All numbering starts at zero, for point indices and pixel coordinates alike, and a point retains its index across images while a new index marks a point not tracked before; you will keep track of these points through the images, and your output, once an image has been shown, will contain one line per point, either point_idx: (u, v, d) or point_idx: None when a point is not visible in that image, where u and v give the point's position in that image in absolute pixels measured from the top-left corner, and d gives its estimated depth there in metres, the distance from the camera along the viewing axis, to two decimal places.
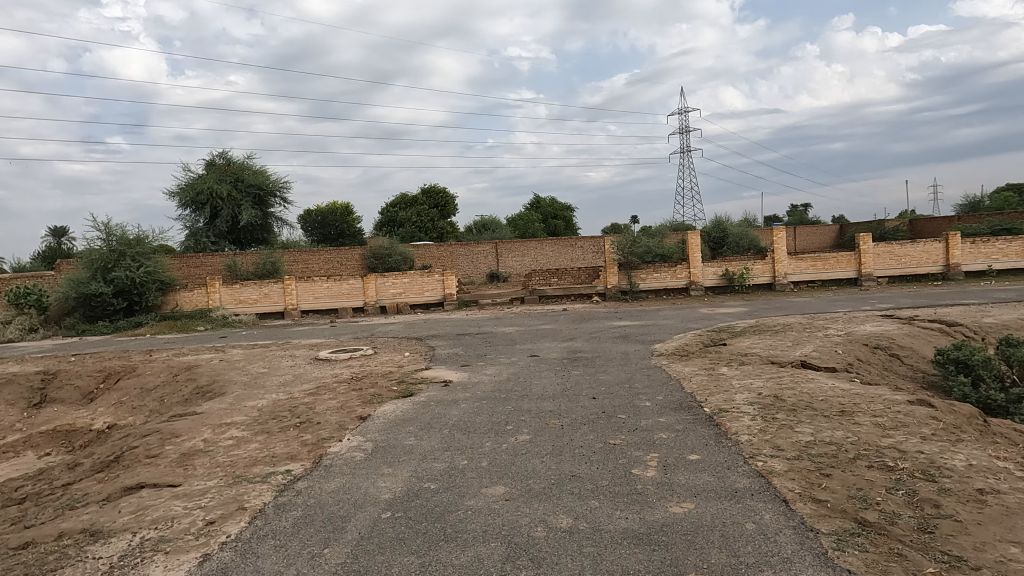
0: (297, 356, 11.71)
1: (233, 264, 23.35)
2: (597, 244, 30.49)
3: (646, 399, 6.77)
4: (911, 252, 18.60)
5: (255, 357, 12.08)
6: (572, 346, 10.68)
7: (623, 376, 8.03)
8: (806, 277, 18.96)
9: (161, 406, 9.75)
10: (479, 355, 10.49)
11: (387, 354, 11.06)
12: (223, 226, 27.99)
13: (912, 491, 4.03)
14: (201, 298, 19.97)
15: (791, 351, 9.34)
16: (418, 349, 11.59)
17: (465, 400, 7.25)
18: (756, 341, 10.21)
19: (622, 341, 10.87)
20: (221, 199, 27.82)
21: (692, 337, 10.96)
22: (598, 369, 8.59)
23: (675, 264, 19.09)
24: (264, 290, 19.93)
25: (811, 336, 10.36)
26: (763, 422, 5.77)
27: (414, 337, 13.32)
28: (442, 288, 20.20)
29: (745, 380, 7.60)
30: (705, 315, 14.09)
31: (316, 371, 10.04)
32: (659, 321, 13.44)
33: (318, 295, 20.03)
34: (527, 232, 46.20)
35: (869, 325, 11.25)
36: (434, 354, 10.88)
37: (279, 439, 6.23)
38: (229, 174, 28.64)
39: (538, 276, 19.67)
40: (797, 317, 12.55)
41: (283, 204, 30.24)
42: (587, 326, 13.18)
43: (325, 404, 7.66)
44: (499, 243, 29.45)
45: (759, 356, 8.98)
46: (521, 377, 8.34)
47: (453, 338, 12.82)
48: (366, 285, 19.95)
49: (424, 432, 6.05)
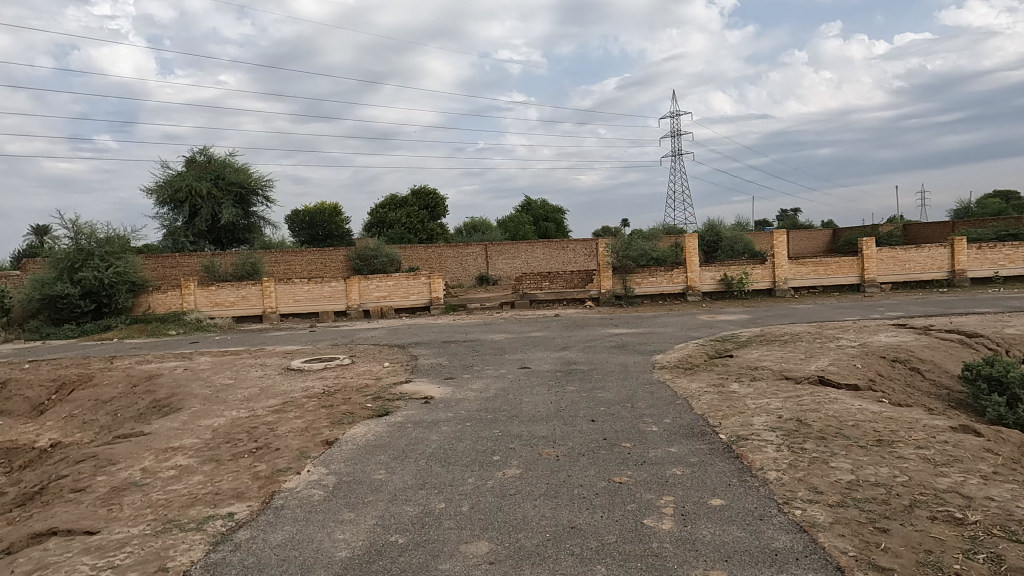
0: (268, 366, 10.83)
1: (211, 264, 22.36)
2: (589, 246, 29.75)
3: (652, 423, 5.95)
4: (915, 257, 17.96)
5: (222, 366, 11.16)
6: (566, 356, 9.86)
7: (623, 394, 7.20)
8: (807, 282, 18.26)
9: (112, 422, 8.82)
10: (465, 366, 9.64)
11: (365, 365, 10.19)
12: (202, 225, 26.98)
13: (996, 556, 3.24)
14: (175, 300, 19.00)
15: (804, 364, 8.56)
16: (400, 359, 10.74)
17: (446, 423, 6.38)
18: (765, 353, 9.41)
19: (620, 352, 10.08)
20: (200, 197, 26.83)
21: (695, 348, 10.16)
22: (594, 385, 7.77)
23: (672, 269, 18.36)
24: (241, 293, 19.00)
25: (824, 348, 9.60)
26: (791, 455, 4.97)
27: (395, 345, 12.45)
28: (428, 292, 19.35)
29: (760, 398, 6.81)
30: (706, 322, 13.29)
31: (285, 384, 9.16)
32: (657, 329, 12.63)
33: (299, 298, 19.13)
34: (518, 234, 45.42)
35: (882, 335, 10.51)
36: (417, 365, 10.03)
37: (228, 471, 5.34)
38: (209, 172, 27.66)
39: (528, 280, 18.85)
40: (805, 326, 11.80)
41: (266, 203, 29.26)
42: (581, 334, 12.34)
43: (288, 424, 6.78)
44: (489, 245, 28.65)
45: (771, 371, 8.20)
46: (510, 393, 7.51)
47: (438, 346, 11.97)
48: (349, 287, 19.06)
49: (398, 463, 5.20)
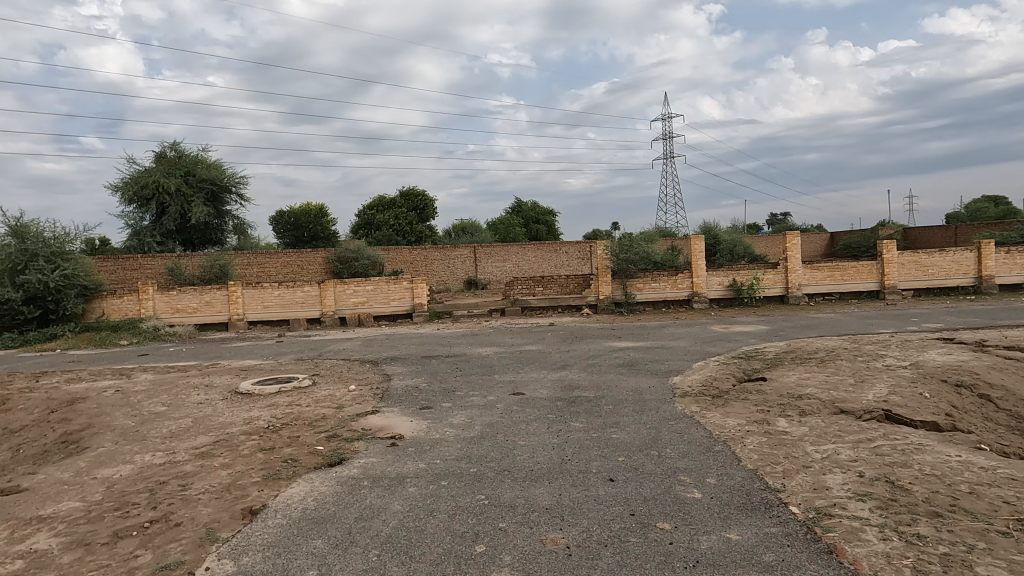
0: (215, 387, 9.16)
1: (175, 266, 20.61)
2: (583, 249, 28.24)
3: (692, 486, 4.39)
4: (939, 262, 16.56)
5: (162, 386, 9.47)
6: (566, 379, 8.27)
7: (644, 436, 5.65)
8: (822, 288, 16.81)
9: (8, 462, 7.13)
10: (446, 391, 8.02)
11: (326, 387, 8.55)
12: (171, 224, 25.22)
13: None
14: (132, 305, 17.31)
15: (859, 392, 7.02)
16: (370, 380, 9.12)
17: (414, 481, 4.78)
18: (805, 376, 7.88)
19: (630, 373, 8.52)
20: (168, 194, 25.08)
21: (718, 367, 8.61)
22: (606, 420, 6.19)
23: (676, 274, 16.85)
24: (205, 298, 17.38)
25: (872, 369, 8.08)
26: (909, 548, 3.41)
27: (367, 361, 10.84)
28: (411, 298, 17.72)
29: (822, 444, 5.28)
30: (721, 335, 11.76)
31: (227, 413, 7.53)
32: (667, 342, 11.09)
33: (268, 303, 17.45)
34: (508, 236, 44.00)
35: (934, 352, 9.01)
36: (389, 388, 8.41)
37: (91, 567, 3.69)
38: (179, 168, 25.85)
39: (520, 285, 17.24)
40: (837, 340, 10.29)
41: (240, 202, 27.50)
42: (580, 349, 10.76)
43: (208, 479, 5.14)
44: (478, 248, 27.08)
45: (822, 402, 6.64)
46: (499, 434, 5.91)
47: (416, 362, 10.37)
48: (323, 292, 17.39)
49: (337, 558, 3.58)
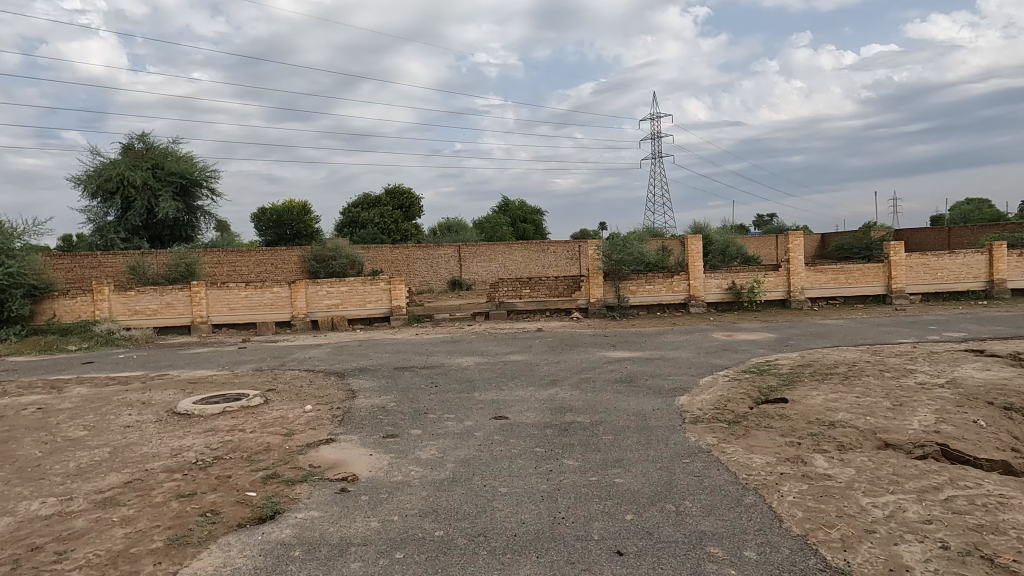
0: (154, 405, 7.94)
1: (138, 264, 19.27)
2: (571, 248, 27.17)
3: (728, 564, 3.31)
4: (949, 265, 15.67)
5: (94, 403, 8.23)
6: (557, 399, 7.17)
7: (654, 481, 4.55)
8: (826, 292, 15.85)
9: None
10: (417, 413, 6.87)
11: (279, 408, 7.38)
12: (136, 219, 23.82)
13: None
14: (86, 307, 16.02)
15: (902, 419, 5.96)
16: (333, 398, 7.95)
17: (360, 552, 3.64)
18: (832, 397, 6.84)
19: (630, 391, 7.42)
20: (133, 187, 23.67)
21: (729, 386, 7.53)
22: (606, 457, 5.09)
23: (672, 275, 15.83)
24: (166, 299, 16.11)
25: (907, 390, 7.05)
26: None
27: (333, 372, 9.66)
28: (389, 300, 16.53)
29: (879, 495, 4.20)
30: (726, 344, 10.72)
31: (155, 441, 6.32)
32: (667, 353, 10.00)
33: (234, 305, 16.21)
34: (495, 235, 42.97)
35: (969, 368, 8.01)
36: (352, 409, 7.26)
37: None
38: (146, 161, 24.43)
39: (506, 287, 16.12)
40: (855, 352, 9.29)
41: (212, 197, 26.10)
42: (571, 361, 9.64)
43: (97, 544, 3.96)
44: (462, 247, 25.98)
45: (862, 433, 5.58)
46: (475, 477, 4.79)
47: (388, 375, 9.21)
48: (294, 293, 16.16)
49: None
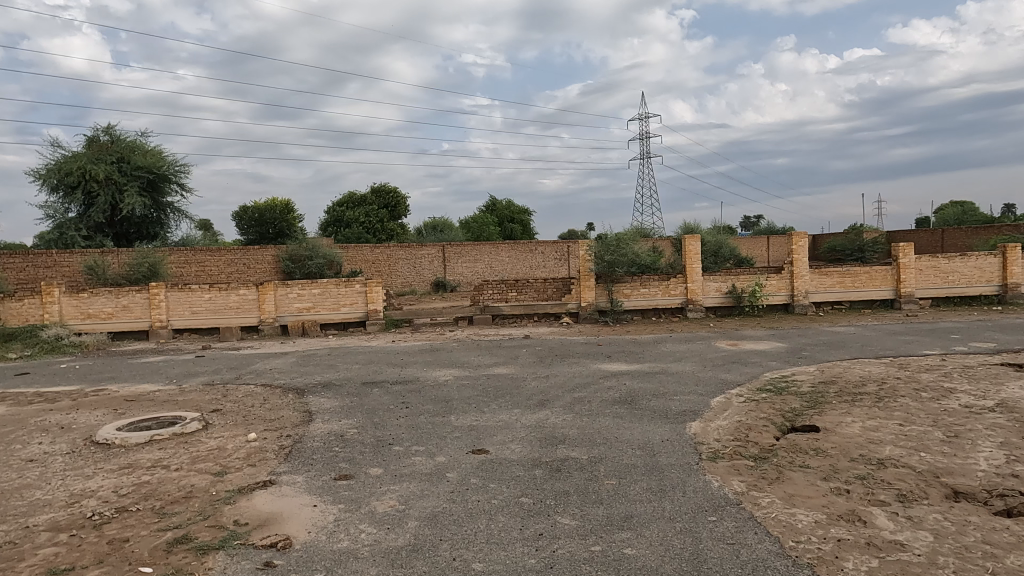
0: (75, 430, 6.75)
1: (96, 264, 17.96)
2: (560, 249, 26.13)
3: None
4: (960, 268, 14.79)
5: (5, 427, 7.02)
6: (547, 426, 6.07)
7: (677, 553, 3.47)
8: (831, 296, 14.91)
9: None
10: (379, 445, 5.74)
11: (219, 436, 6.21)
12: (99, 216, 22.47)
13: None
14: (34, 310, 14.73)
15: (965, 457, 4.90)
16: (285, 421, 6.81)
17: None
18: (871, 424, 5.80)
19: (632, 416, 6.33)
20: (96, 182, 22.28)
21: (747, 410, 6.45)
22: (611, 514, 4.00)
23: (668, 278, 14.82)
24: (122, 302, 14.86)
25: (957, 415, 6.01)
26: None
27: (292, 387, 8.52)
28: (365, 303, 15.34)
29: None
30: (733, 355, 9.67)
31: (54, 483, 5.14)
32: (669, 366, 8.94)
33: (196, 308, 14.98)
34: (481, 235, 41.95)
35: (1016, 387, 7.01)
36: (303, 438, 6.10)
37: None
38: (111, 153, 23.05)
39: (490, 290, 15.06)
40: (880, 366, 8.28)
41: (182, 193, 24.74)
42: (563, 375, 8.56)
43: None
44: (447, 246, 24.89)
45: (923, 479, 4.52)
46: (440, 545, 3.67)
47: (355, 392, 8.10)
48: (262, 296, 14.96)
49: None
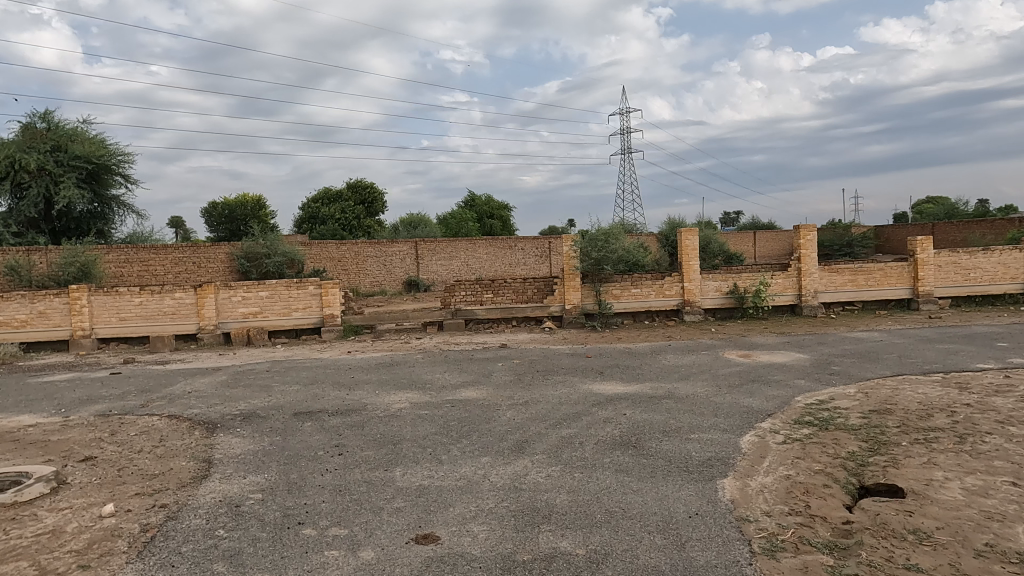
0: None
1: (19, 264, 15.90)
2: (540, 246, 24.45)
3: None
4: (982, 264, 13.38)
5: None
6: (524, 490, 4.34)
7: None
8: (841, 296, 13.41)
9: None
10: (283, 526, 3.97)
11: (61, 510, 4.37)
12: (31, 210, 20.29)
13: None
14: None
15: None
16: (170, 478, 4.99)
17: None
18: (975, 484, 4.17)
19: (640, 471, 4.63)
20: (27, 172, 20.11)
21: (794, 460, 4.76)
22: None
23: (661, 277, 13.21)
24: (38, 308, 12.88)
25: None
26: None
27: (205, 421, 6.71)
28: (320, 308, 13.51)
29: None
30: (751, 371, 8.04)
31: None
32: (676, 387, 7.28)
33: (124, 315, 13.06)
34: (459, 232, 40.21)
35: None
36: (180, 511, 4.29)
37: None
38: (46, 141, 20.87)
39: (463, 291, 13.34)
40: (938, 388, 6.69)
41: (127, 185, 22.63)
42: (546, 401, 6.86)
43: None
44: (419, 242, 23.11)
45: None
46: None
47: (281, 427, 6.31)
48: (201, 301, 13.06)
49: None
